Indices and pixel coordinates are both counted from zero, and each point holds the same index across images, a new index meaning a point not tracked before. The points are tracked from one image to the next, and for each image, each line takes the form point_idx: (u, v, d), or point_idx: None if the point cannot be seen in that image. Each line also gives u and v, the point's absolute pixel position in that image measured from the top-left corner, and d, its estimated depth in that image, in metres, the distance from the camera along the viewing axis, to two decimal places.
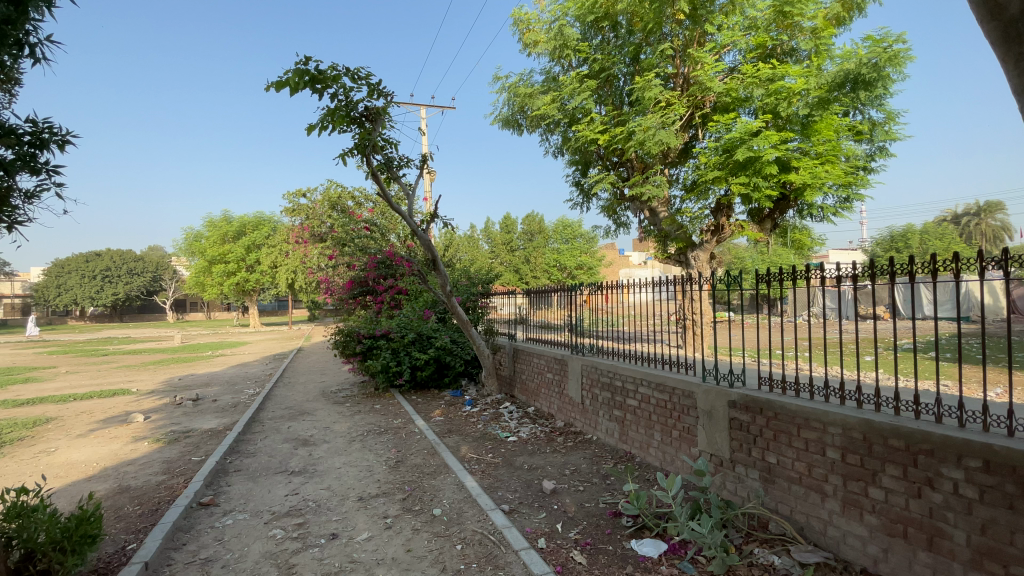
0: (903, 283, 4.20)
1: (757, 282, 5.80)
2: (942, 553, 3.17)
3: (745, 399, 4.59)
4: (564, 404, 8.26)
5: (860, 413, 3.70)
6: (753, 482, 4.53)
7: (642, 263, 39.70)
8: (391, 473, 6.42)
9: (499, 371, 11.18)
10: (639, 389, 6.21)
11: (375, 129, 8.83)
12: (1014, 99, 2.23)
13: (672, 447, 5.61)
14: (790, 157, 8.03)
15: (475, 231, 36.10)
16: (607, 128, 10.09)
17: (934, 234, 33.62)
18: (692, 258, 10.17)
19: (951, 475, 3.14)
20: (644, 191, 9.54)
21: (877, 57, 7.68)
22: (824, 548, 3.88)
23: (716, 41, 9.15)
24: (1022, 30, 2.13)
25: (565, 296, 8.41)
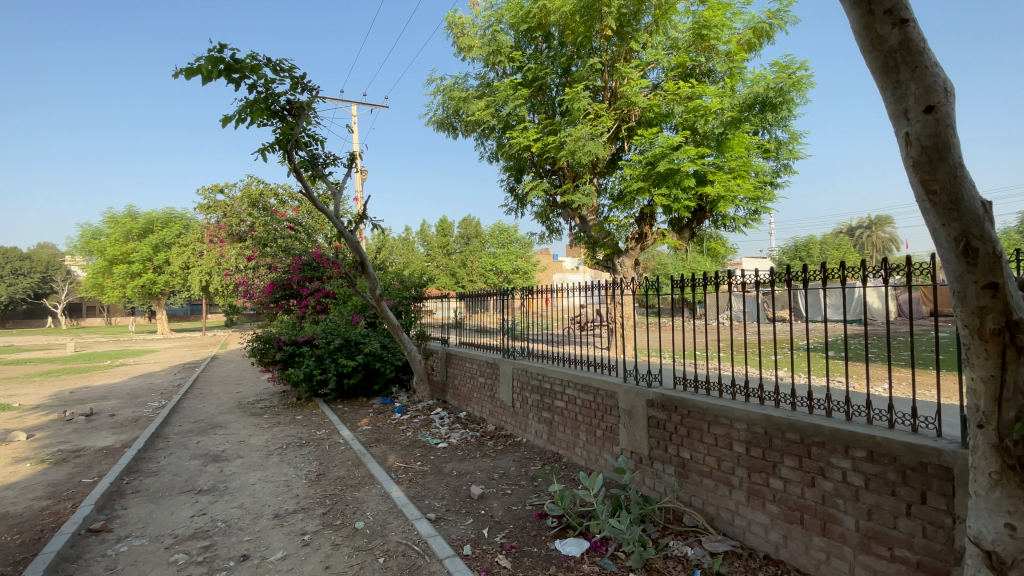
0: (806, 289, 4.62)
1: (678, 287, 6.12)
2: (834, 537, 3.48)
3: (662, 398, 4.83)
4: (495, 408, 8.27)
5: (763, 409, 4.01)
6: (669, 478, 4.77)
7: (576, 268, 40.78)
8: (311, 487, 6.08)
9: (431, 377, 11.02)
10: (566, 392, 6.35)
11: (298, 123, 8.41)
12: (891, 124, 2.33)
13: (595, 446, 5.79)
14: (706, 171, 8.59)
15: (410, 234, 35.36)
16: (540, 136, 10.28)
17: (831, 244, 37.38)
18: (619, 265, 10.61)
19: (840, 464, 3.46)
20: (574, 199, 9.82)
21: (783, 82, 8.35)
22: (732, 537, 4.16)
23: (641, 59, 9.60)
24: (899, 60, 2.23)
25: (497, 300, 8.44)
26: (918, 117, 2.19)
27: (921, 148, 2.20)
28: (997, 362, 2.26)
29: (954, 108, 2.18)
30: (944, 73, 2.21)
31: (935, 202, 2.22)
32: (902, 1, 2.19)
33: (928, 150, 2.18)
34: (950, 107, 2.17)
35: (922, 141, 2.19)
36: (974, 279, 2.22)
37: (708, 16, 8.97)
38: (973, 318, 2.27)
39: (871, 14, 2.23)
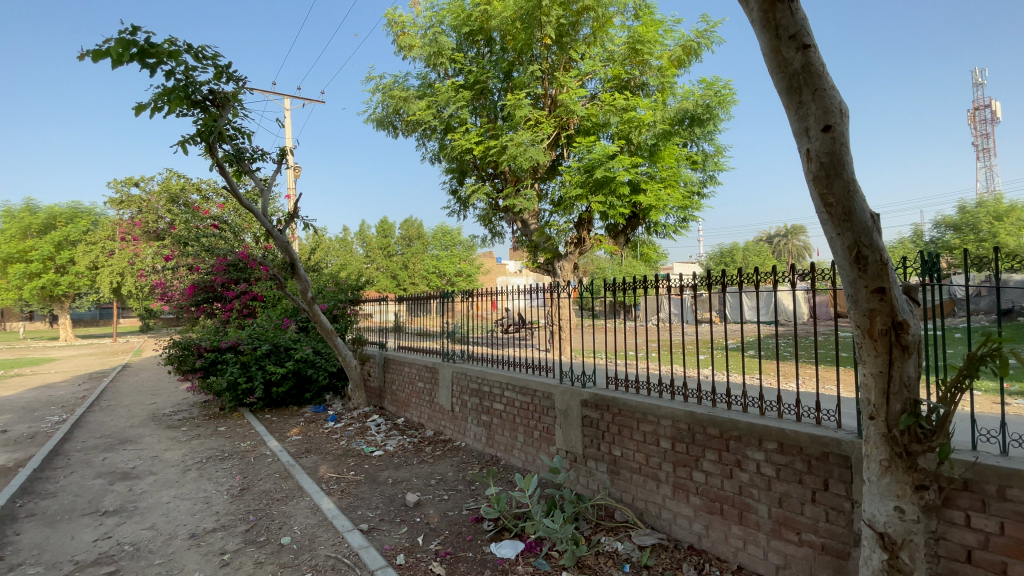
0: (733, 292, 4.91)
1: (615, 291, 6.32)
2: (749, 525, 3.72)
3: (595, 398, 4.96)
4: (434, 413, 8.16)
5: (686, 406, 4.23)
6: (601, 475, 4.91)
7: (518, 271, 41.12)
8: (233, 503, 5.69)
9: (367, 382, 10.70)
10: (504, 394, 6.37)
11: (222, 115, 7.89)
12: (795, 140, 2.52)
13: (532, 447, 5.85)
14: (640, 180, 8.96)
15: (348, 234, 34.18)
16: (482, 139, 10.26)
17: (753, 251, 40.19)
18: (558, 268, 10.81)
19: (754, 456, 3.71)
20: (516, 203, 9.90)
21: (709, 99, 8.88)
22: (659, 530, 4.34)
23: (579, 70, 9.87)
24: (801, 82, 2.43)
25: (438, 302, 8.36)
26: (817, 136, 2.40)
27: (820, 163, 2.41)
28: (884, 359, 2.50)
29: (848, 128, 2.40)
30: (839, 96, 2.43)
31: (831, 213, 2.43)
32: (804, 28, 2.39)
33: (826, 165, 2.39)
34: (844, 127, 2.39)
35: (820, 157, 2.40)
36: (865, 284, 2.45)
37: (642, 32, 9.35)
38: (864, 319, 2.51)
39: (778, 38, 2.42)
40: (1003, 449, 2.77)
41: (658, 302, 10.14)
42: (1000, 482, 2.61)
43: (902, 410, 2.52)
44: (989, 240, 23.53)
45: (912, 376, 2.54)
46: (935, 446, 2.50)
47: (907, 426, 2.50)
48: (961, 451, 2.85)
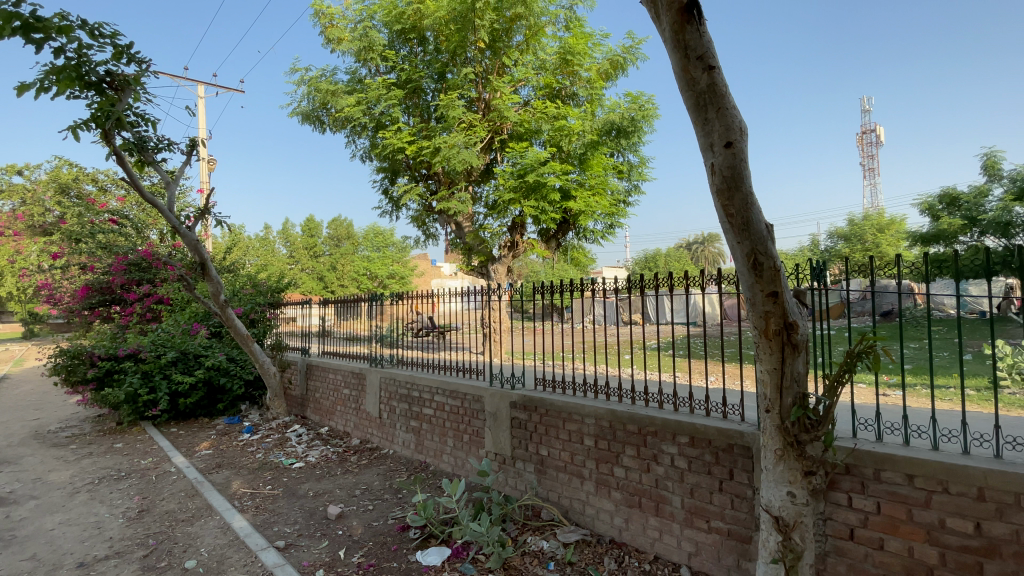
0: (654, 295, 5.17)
1: (548, 294, 6.43)
2: (665, 516, 3.93)
3: (523, 399, 5.03)
4: (360, 421, 7.87)
5: (608, 405, 4.39)
6: (529, 475, 4.98)
7: (453, 273, 40.86)
8: (130, 527, 5.14)
9: (288, 391, 10.12)
10: (434, 398, 6.28)
11: (122, 100, 7.16)
12: (702, 154, 2.70)
13: (462, 451, 5.80)
14: (570, 187, 9.18)
15: (271, 233, 32.24)
16: (414, 139, 10.07)
17: (675, 257, 42.69)
18: (492, 271, 10.83)
19: (668, 450, 3.93)
20: (450, 205, 9.81)
21: (634, 113, 9.19)
22: (583, 526, 4.47)
23: (512, 76, 9.98)
24: (707, 100, 2.61)
25: (367, 306, 8.10)
26: (720, 151, 2.60)
27: (722, 177, 2.61)
28: (778, 357, 2.74)
29: (747, 145, 2.62)
30: (740, 116, 2.64)
31: (732, 223, 2.64)
32: (710, 50, 2.58)
33: (727, 179, 2.60)
34: (744, 144, 2.60)
35: (722, 171, 2.60)
36: (761, 288, 2.67)
37: (572, 44, 9.59)
38: (761, 320, 2.73)
39: (687, 58, 2.58)
40: (878, 436, 3.12)
41: (588, 305, 10.46)
42: (875, 465, 2.94)
43: (793, 403, 2.77)
44: (872, 249, 26.68)
45: (801, 372, 2.79)
46: (820, 435, 2.76)
47: (797, 417, 2.75)
48: (844, 439, 3.18)
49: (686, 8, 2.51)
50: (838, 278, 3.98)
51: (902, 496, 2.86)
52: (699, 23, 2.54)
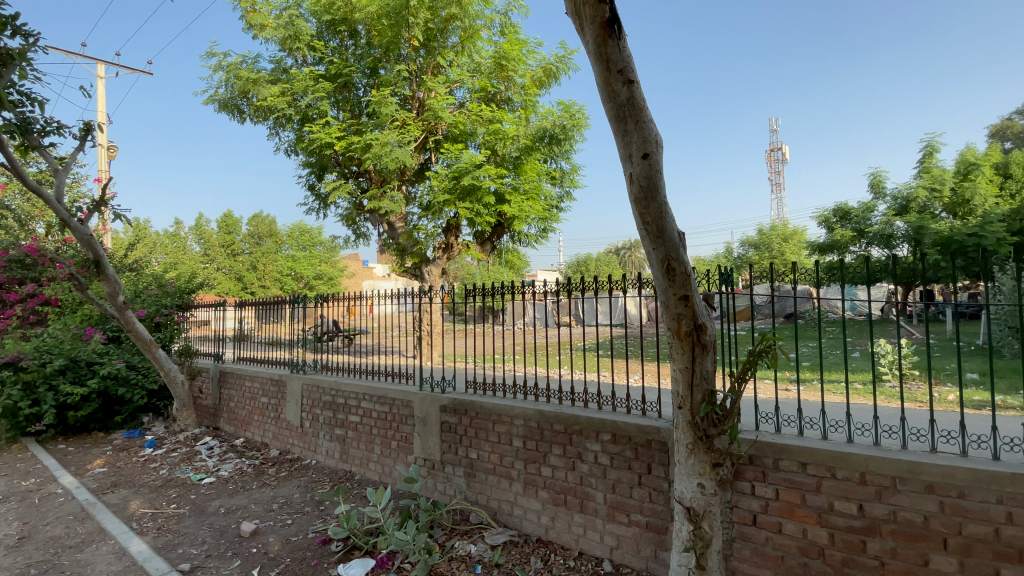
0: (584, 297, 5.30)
1: (483, 297, 6.39)
2: (589, 512, 4.05)
3: (453, 402, 5.00)
4: (279, 431, 7.44)
5: (536, 406, 4.46)
6: (458, 480, 4.94)
7: (386, 274, 39.80)
8: (5, 558, 4.52)
9: (199, 400, 9.38)
10: (360, 405, 6.07)
11: (4, 75, 6.30)
12: (622, 163, 2.82)
13: (390, 458, 5.64)
14: (505, 191, 9.15)
15: (183, 229, 29.72)
16: (343, 135, 9.69)
17: (604, 262, 44.38)
18: (426, 273, 10.61)
19: (592, 448, 4.06)
20: (382, 205, 9.54)
21: (566, 121, 9.27)
22: (511, 527, 4.51)
23: (447, 76, 9.85)
24: (626, 113, 2.73)
25: (290, 308, 7.69)
26: (638, 162, 2.73)
27: (640, 186, 2.74)
28: (689, 356, 2.92)
29: (662, 157, 2.77)
30: (656, 129, 2.78)
31: (648, 230, 2.79)
32: (629, 65, 2.70)
33: (644, 188, 2.73)
34: (659, 156, 2.75)
35: (640, 181, 2.73)
36: (674, 292, 2.84)
37: (507, 49, 9.54)
38: (674, 322, 2.90)
39: (608, 71, 2.69)
40: (777, 428, 3.40)
41: (522, 308, 10.58)
42: (775, 455, 3.20)
43: (702, 399, 2.96)
44: (778, 257, 29.24)
45: (709, 370, 2.99)
46: (726, 428, 2.97)
47: (706, 413, 2.94)
48: (748, 432, 3.44)
49: (608, 22, 2.61)
50: (750, 283, 4.28)
51: (797, 483, 3.13)
52: (620, 38, 2.66)
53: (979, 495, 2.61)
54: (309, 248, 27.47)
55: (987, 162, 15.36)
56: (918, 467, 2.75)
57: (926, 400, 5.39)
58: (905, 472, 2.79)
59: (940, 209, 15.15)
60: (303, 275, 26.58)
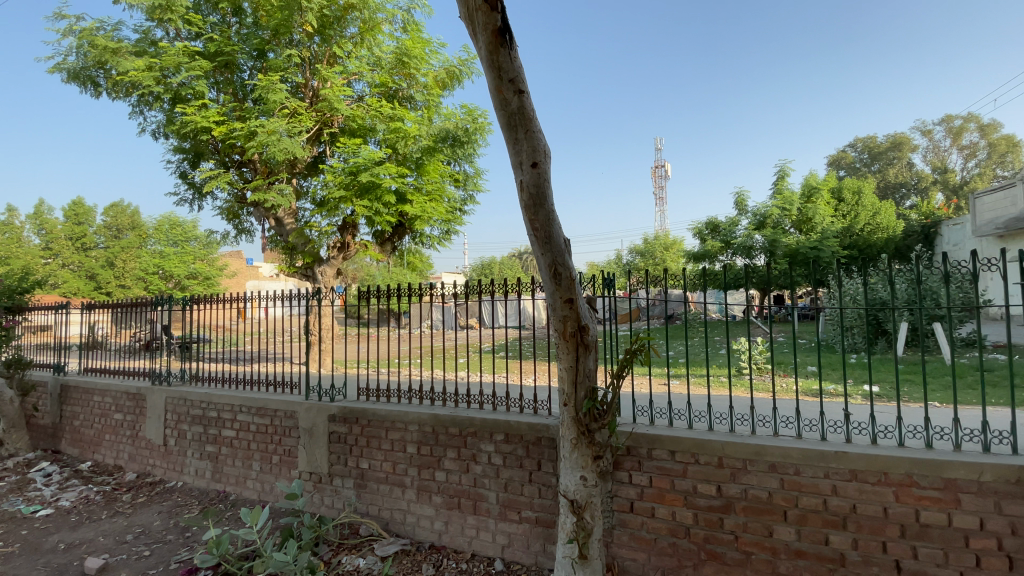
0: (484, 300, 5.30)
1: (381, 299, 6.10)
2: (481, 513, 4.08)
3: (344, 411, 4.75)
4: (137, 451, 6.53)
5: (431, 410, 4.40)
6: (347, 491, 4.71)
7: (274, 274, 36.73)
8: None
9: (32, 419, 7.93)
10: (237, 417, 5.53)
11: None
12: (514, 170, 2.89)
13: (270, 475, 5.21)
14: (406, 191, 8.79)
15: (16, 216, 25.04)
16: (224, 120, 8.79)
17: (507, 265, 45.30)
18: (318, 274, 9.86)
19: (486, 449, 4.09)
20: (268, 198, 8.81)
21: (469, 125, 9.16)
22: (403, 536, 4.40)
23: (344, 67, 9.21)
24: (517, 121, 2.80)
25: (153, 312, 6.81)
26: (527, 170, 2.82)
27: (529, 194, 2.83)
28: (573, 356, 3.08)
29: (550, 167, 2.88)
30: (545, 139, 2.89)
31: (537, 236, 2.90)
32: (520, 75, 2.77)
33: (532, 196, 2.84)
34: (547, 165, 2.86)
35: (529, 189, 2.83)
36: (560, 295, 2.97)
37: (408, 46, 9.17)
38: (560, 323, 3.04)
39: (500, 79, 2.74)
40: (652, 420, 3.70)
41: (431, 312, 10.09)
42: (649, 445, 3.49)
43: (585, 396, 3.12)
44: (661, 264, 32.01)
45: (592, 368, 3.16)
46: (607, 422, 3.17)
47: (588, 409, 3.11)
48: (627, 424, 3.72)
49: (500, 31, 2.67)
50: (636, 288, 4.58)
51: (667, 469, 3.44)
52: (511, 47, 2.72)
53: (811, 471, 3.06)
54: (181, 244, 24.32)
55: (824, 188, 18.15)
56: (763, 449, 3.15)
57: (775, 390, 6.21)
58: (754, 454, 3.18)
59: (790, 226, 17.58)
60: (173, 274, 23.46)
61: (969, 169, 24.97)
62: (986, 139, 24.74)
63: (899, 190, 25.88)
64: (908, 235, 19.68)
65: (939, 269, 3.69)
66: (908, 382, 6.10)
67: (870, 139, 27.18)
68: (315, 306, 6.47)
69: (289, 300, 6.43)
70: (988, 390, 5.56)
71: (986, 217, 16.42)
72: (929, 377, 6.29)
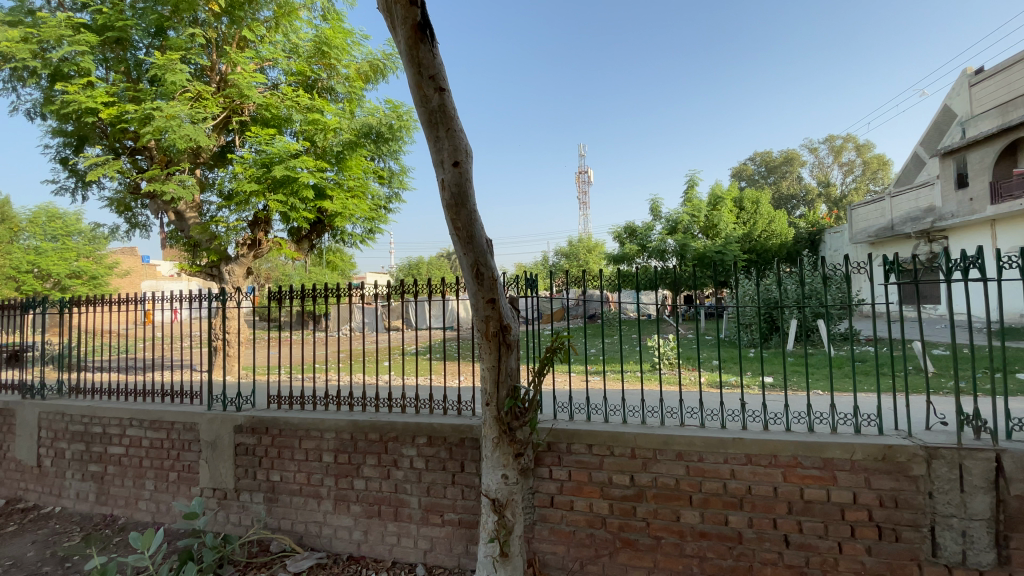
0: (412, 301, 5.03)
1: (299, 300, 5.69)
2: (403, 519, 3.98)
3: (252, 421, 4.44)
4: (3, 475, 5.68)
5: (348, 416, 4.23)
6: (256, 507, 4.40)
7: (174, 274, 33.47)
8: None
9: None
10: (126, 432, 4.97)
11: None
12: (435, 169, 2.84)
13: (166, 494, 4.73)
14: (326, 186, 8.33)
15: None
16: (114, 101, 7.87)
17: (435, 266, 44.74)
18: (226, 273, 9.12)
19: (408, 453, 3.99)
20: (166, 189, 7.97)
21: (393, 121, 8.82)
22: (319, 549, 4.18)
23: (256, 52, 8.56)
24: (438, 119, 2.75)
25: (23, 315, 5.94)
26: (449, 168, 2.78)
27: (451, 193, 2.80)
28: (495, 355, 3.08)
29: (472, 166, 2.86)
30: (466, 139, 2.87)
31: (459, 236, 2.88)
32: (441, 72, 2.73)
33: (455, 195, 2.81)
34: (469, 165, 2.84)
35: (451, 188, 2.80)
36: (482, 295, 2.98)
37: (328, 34, 8.63)
38: (482, 323, 3.04)
39: (420, 75, 2.68)
40: (572, 415, 3.81)
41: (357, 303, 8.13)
42: (568, 440, 3.59)
43: (507, 394, 3.14)
44: (584, 266, 33.17)
45: (514, 368, 3.18)
46: (528, 420, 3.21)
47: (510, 408, 3.13)
48: (547, 421, 3.80)
49: (420, 26, 2.62)
50: (559, 289, 4.66)
51: (585, 463, 3.56)
52: (431, 43, 2.68)
53: (713, 457, 3.30)
54: (62, 239, 21.58)
55: (727, 197, 19.73)
56: (671, 439, 3.36)
57: (683, 383, 6.67)
58: (663, 444, 3.38)
59: (698, 231, 18.93)
60: (52, 273, 20.55)
61: (848, 184, 28.28)
62: (860, 157, 28.11)
63: (790, 202, 28.78)
64: (797, 241, 21.98)
65: (829, 273, 4.07)
66: (796, 373, 6.80)
67: (767, 154, 29.91)
68: (221, 310, 5.94)
69: (192, 302, 5.88)
70: (859, 379, 6.32)
71: (861, 226, 18.67)
72: (813, 368, 7.03)
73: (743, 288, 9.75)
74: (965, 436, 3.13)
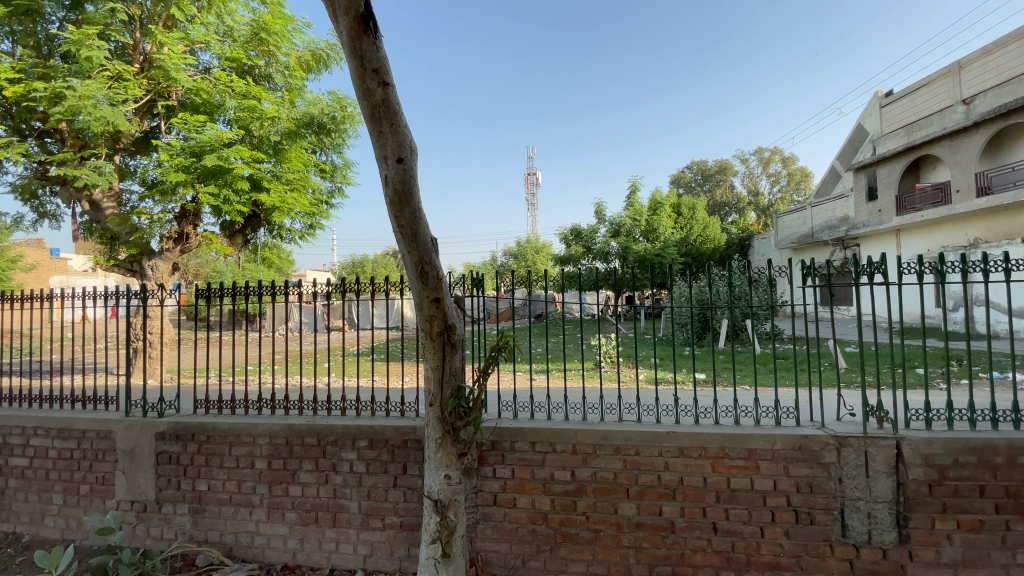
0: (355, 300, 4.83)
1: (232, 300, 5.34)
2: (342, 525, 3.86)
3: (176, 427, 4.15)
4: None
5: (284, 420, 4.05)
6: (181, 519, 4.11)
7: (88, 268, 30.58)
8: None
9: None
10: (30, 443, 4.50)
11: None
12: (378, 164, 2.78)
13: (76, 509, 4.33)
14: (262, 178, 7.86)
15: None
16: (21, 78, 7.11)
17: (379, 264, 43.59)
18: (148, 269, 8.42)
19: (347, 457, 3.88)
20: (78, 176, 7.24)
21: (337, 112, 8.53)
22: (251, 560, 3.97)
23: (185, 32, 7.97)
24: (381, 112, 2.69)
25: None
26: (392, 165, 2.73)
27: (394, 190, 2.75)
28: (439, 355, 3.05)
29: (416, 163, 2.82)
30: (411, 135, 2.82)
31: (403, 234, 2.83)
32: (385, 66, 2.67)
33: (398, 192, 2.75)
34: (413, 162, 2.79)
35: (394, 184, 2.74)
36: (426, 294, 2.94)
37: (267, 20, 8.15)
38: (426, 323, 3.00)
39: (363, 68, 2.61)
40: (514, 414, 3.85)
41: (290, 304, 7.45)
42: (511, 438, 3.62)
43: (451, 394, 3.12)
44: (531, 266, 33.49)
45: (458, 367, 3.16)
46: (472, 419, 3.19)
47: (453, 408, 3.10)
48: (491, 420, 3.81)
49: (363, 18, 2.55)
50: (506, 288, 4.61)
51: (528, 460, 3.60)
52: (375, 36, 2.62)
53: (648, 451, 3.44)
54: None
55: (666, 203, 20.60)
56: (610, 434, 3.47)
57: (623, 380, 6.92)
58: (602, 439, 3.48)
59: (640, 234, 19.61)
60: None
61: (774, 194, 30.31)
62: (786, 169, 30.23)
63: (724, 209, 30.49)
64: (729, 246, 23.33)
65: (760, 275, 4.29)
66: (725, 369, 7.25)
67: (703, 162, 31.46)
68: (143, 310, 5.49)
69: (111, 301, 5.42)
70: (779, 375, 6.83)
71: (785, 233, 20.05)
72: (741, 365, 7.53)
73: (679, 288, 10.22)
74: (870, 426, 3.44)
